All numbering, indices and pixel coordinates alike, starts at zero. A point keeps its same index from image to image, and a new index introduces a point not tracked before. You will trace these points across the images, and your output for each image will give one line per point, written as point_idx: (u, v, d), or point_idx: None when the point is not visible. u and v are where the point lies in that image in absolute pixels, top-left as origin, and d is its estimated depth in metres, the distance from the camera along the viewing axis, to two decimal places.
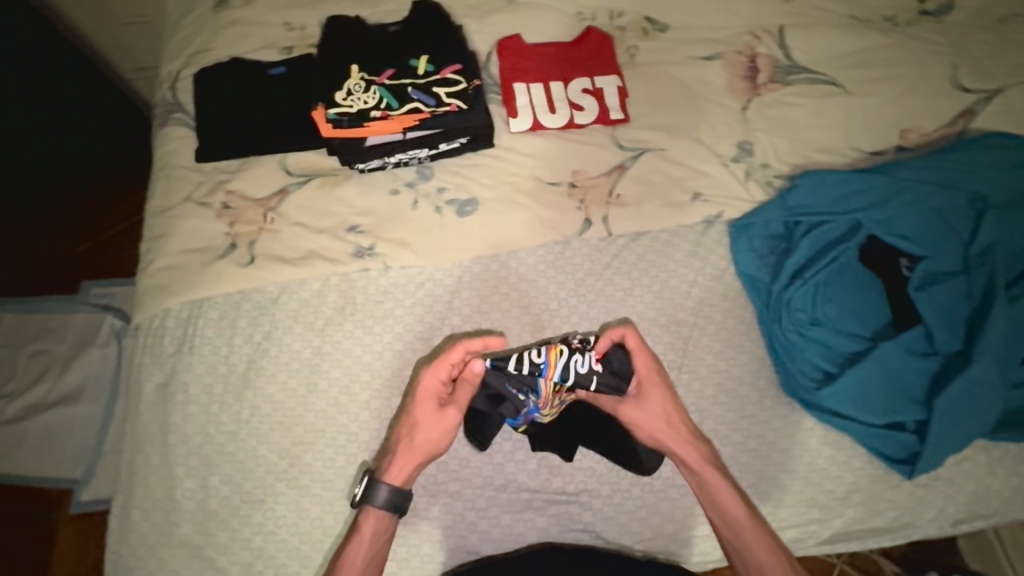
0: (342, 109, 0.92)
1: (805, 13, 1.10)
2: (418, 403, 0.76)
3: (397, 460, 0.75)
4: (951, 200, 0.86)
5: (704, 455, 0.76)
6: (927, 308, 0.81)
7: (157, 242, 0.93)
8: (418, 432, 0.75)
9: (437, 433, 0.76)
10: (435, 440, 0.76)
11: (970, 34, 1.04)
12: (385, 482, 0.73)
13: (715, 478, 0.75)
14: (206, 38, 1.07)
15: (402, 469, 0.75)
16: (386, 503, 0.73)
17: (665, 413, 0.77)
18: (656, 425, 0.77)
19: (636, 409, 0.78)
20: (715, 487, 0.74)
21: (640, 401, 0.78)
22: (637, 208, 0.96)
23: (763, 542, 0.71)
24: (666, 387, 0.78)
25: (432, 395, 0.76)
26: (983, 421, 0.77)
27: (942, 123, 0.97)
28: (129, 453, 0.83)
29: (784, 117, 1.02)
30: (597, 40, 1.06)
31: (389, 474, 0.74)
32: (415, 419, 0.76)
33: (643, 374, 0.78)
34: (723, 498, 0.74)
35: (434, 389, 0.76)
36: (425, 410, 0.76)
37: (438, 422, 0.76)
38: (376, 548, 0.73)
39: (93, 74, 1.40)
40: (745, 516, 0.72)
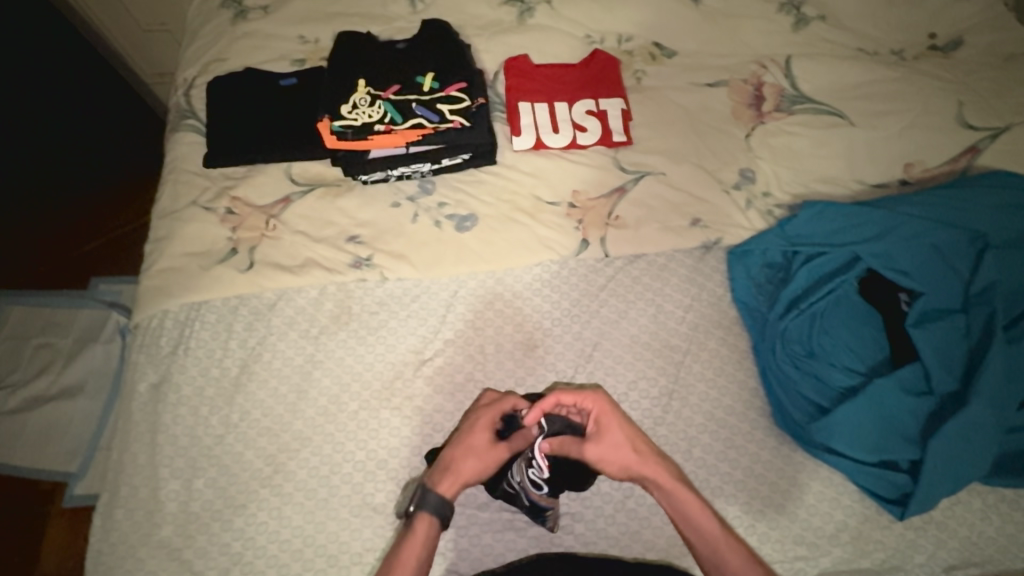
0: (347, 122, 0.94)
1: (812, 44, 1.11)
2: (477, 430, 0.77)
3: (450, 476, 0.74)
4: (951, 237, 0.85)
5: (672, 473, 0.74)
6: (925, 345, 0.80)
7: (161, 244, 0.95)
8: (471, 457, 0.75)
9: (489, 461, 0.76)
10: (484, 467, 0.76)
11: (977, 72, 1.04)
12: (439, 491, 0.72)
13: (685, 494, 0.72)
14: (223, 48, 1.10)
15: (455, 486, 0.74)
16: (438, 513, 0.72)
17: (627, 439, 0.75)
18: (620, 453, 0.74)
19: (600, 444, 0.75)
20: (684, 501, 0.72)
21: (601, 433, 0.76)
22: (634, 231, 0.96)
23: (739, 554, 0.68)
24: (622, 419, 0.77)
25: (491, 425, 0.78)
26: (977, 464, 0.76)
27: (946, 159, 0.97)
28: (119, 451, 0.84)
29: (787, 146, 1.02)
30: (603, 63, 1.07)
31: (440, 487, 0.73)
32: (471, 443, 0.76)
33: (597, 412, 0.77)
34: (696, 515, 0.71)
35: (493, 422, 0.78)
36: (482, 438, 0.77)
37: (491, 452, 0.77)
38: (426, 558, 0.70)
39: (115, 79, 1.45)
40: (721, 531, 0.70)
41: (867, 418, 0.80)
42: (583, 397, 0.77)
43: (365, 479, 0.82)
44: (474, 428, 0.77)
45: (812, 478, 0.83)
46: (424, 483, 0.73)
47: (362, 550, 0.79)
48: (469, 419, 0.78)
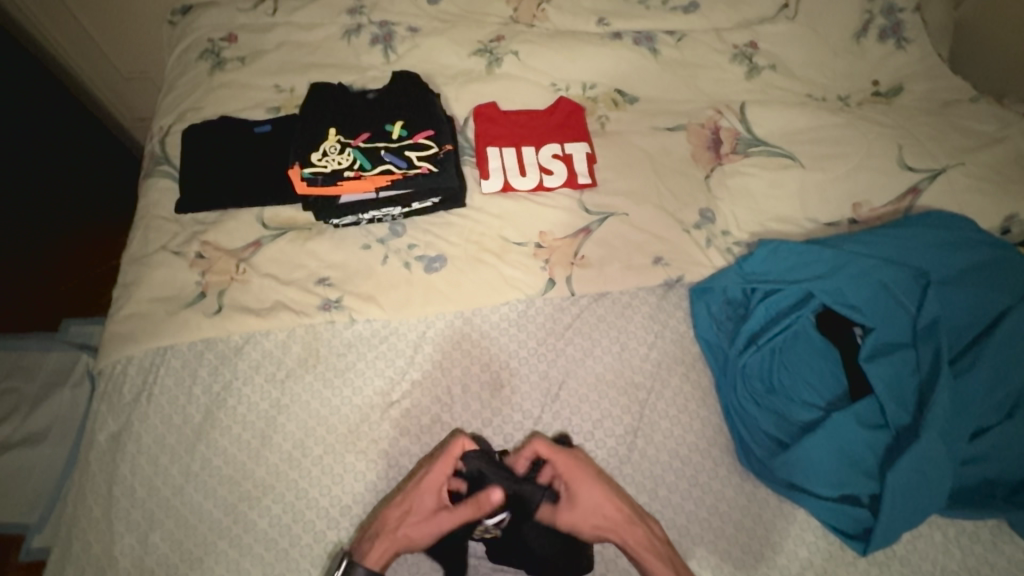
0: (317, 169, 0.97)
1: (764, 92, 1.18)
2: (420, 493, 0.77)
3: (385, 545, 0.74)
4: (896, 273, 0.88)
5: (643, 540, 0.74)
6: (878, 379, 0.82)
7: (128, 289, 0.96)
8: (413, 524, 0.75)
9: (429, 524, 0.75)
10: (424, 532, 0.75)
11: (916, 116, 1.11)
12: (367, 561, 0.72)
13: (652, 564, 0.73)
14: (200, 97, 1.13)
15: (384, 554, 0.73)
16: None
17: (604, 503, 0.76)
18: (596, 517, 0.76)
19: (572, 506, 0.77)
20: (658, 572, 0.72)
21: (574, 496, 0.77)
22: (599, 270, 0.99)
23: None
24: (596, 479, 0.78)
25: (437, 485, 0.77)
26: (934, 498, 0.77)
27: (891, 199, 1.03)
28: (74, 504, 0.82)
29: (744, 187, 1.06)
30: (567, 110, 1.12)
31: (366, 557, 0.73)
32: (411, 507, 0.76)
33: (569, 473, 0.79)
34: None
35: (436, 485, 0.77)
36: (424, 500, 0.77)
37: (432, 518, 0.75)
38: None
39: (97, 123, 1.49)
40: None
41: (826, 453, 0.81)
42: (558, 454, 0.79)
43: (328, 527, 0.81)
44: (418, 490, 0.77)
45: (775, 515, 0.84)
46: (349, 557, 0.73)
47: None
48: (415, 481, 0.78)
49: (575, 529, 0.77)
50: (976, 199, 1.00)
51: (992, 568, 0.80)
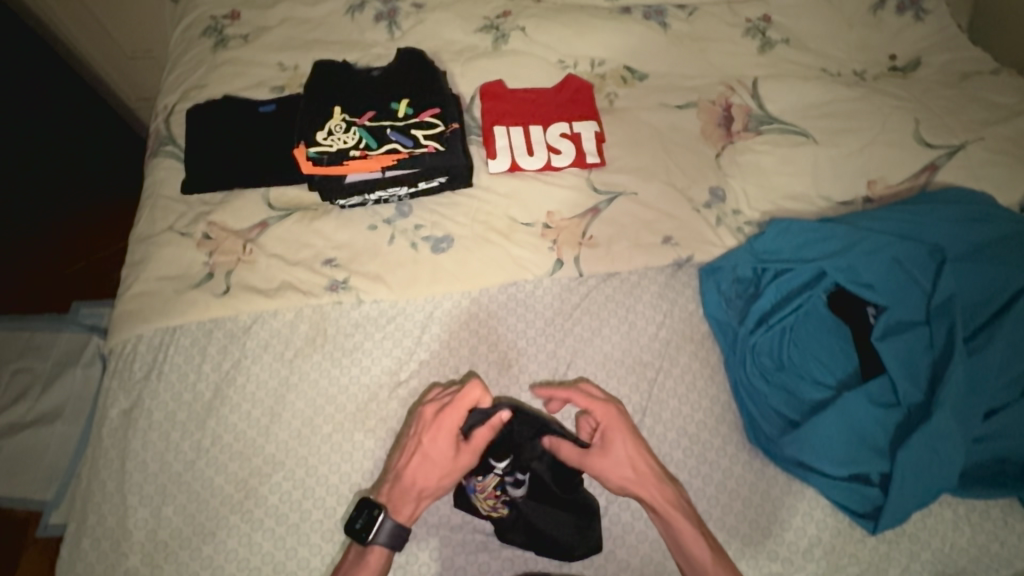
0: (323, 148, 0.96)
1: (778, 66, 1.15)
2: (435, 444, 0.75)
3: (414, 501, 0.75)
4: (912, 251, 0.87)
5: (669, 498, 0.76)
6: (890, 357, 0.81)
7: (136, 268, 0.96)
8: (437, 477, 0.75)
9: (451, 473, 0.75)
10: (448, 481, 0.75)
11: (934, 90, 1.08)
12: (395, 517, 0.74)
13: (680, 523, 0.74)
14: (204, 75, 1.12)
15: (416, 506, 0.75)
16: (393, 543, 0.73)
17: (635, 459, 0.77)
18: (624, 471, 0.76)
19: (604, 456, 0.76)
20: (680, 529, 0.74)
21: (606, 448, 0.77)
22: (608, 249, 0.98)
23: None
24: (631, 435, 0.78)
25: (450, 435, 0.75)
26: (947, 476, 0.76)
27: (907, 175, 1.00)
28: (88, 479, 0.84)
29: (755, 165, 1.04)
30: (575, 87, 1.10)
31: (397, 513, 0.74)
32: (430, 459, 0.75)
33: (606, 425, 0.78)
34: (690, 545, 0.73)
35: (451, 431, 0.75)
36: (441, 450, 0.75)
37: (453, 465, 0.75)
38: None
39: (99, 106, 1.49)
40: (713, 563, 0.72)
41: (837, 432, 0.81)
42: (595, 403, 0.79)
43: (338, 503, 0.82)
44: (433, 445, 0.75)
45: (784, 493, 0.84)
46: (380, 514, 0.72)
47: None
48: (430, 430, 0.76)
49: (602, 478, 0.77)
50: (995, 175, 0.98)
51: (1002, 546, 0.80)
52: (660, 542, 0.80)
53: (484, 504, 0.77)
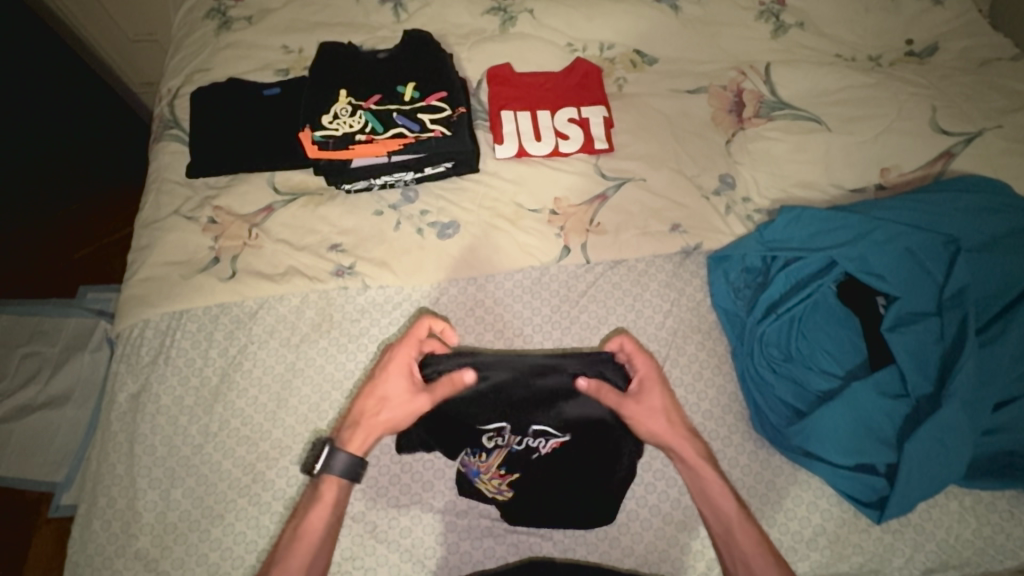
0: (328, 132, 0.94)
1: (790, 50, 1.12)
2: (390, 381, 0.78)
3: (364, 434, 0.77)
4: (925, 240, 0.86)
5: (697, 450, 0.77)
6: (900, 348, 0.81)
7: (142, 253, 0.96)
8: (388, 409, 0.77)
9: (407, 412, 0.77)
10: (404, 419, 0.78)
11: (951, 77, 1.06)
12: (346, 449, 0.76)
13: (708, 474, 0.75)
14: (208, 58, 1.11)
15: (366, 439, 0.77)
16: (346, 474, 0.75)
17: (666, 411, 0.78)
18: (655, 421, 0.78)
19: (638, 407, 0.78)
20: (708, 480, 0.75)
21: (640, 396, 0.79)
22: (615, 237, 0.97)
23: (751, 538, 0.71)
24: (665, 388, 0.79)
25: (406, 374, 0.79)
26: (954, 467, 0.76)
27: (922, 163, 0.98)
28: (97, 462, 0.84)
29: (766, 152, 1.03)
30: (584, 71, 1.08)
31: (349, 444, 0.77)
32: (386, 395, 0.78)
33: (644, 376, 0.80)
34: (716, 497, 0.74)
35: (408, 371, 0.79)
36: (397, 389, 0.78)
37: (408, 404, 0.78)
38: (334, 520, 0.75)
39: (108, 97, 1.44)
40: (737, 512, 0.73)
41: (845, 422, 0.80)
42: (638, 356, 0.80)
43: None
44: (387, 379, 0.79)
45: (788, 482, 0.83)
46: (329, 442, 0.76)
47: (340, 559, 0.77)
48: (388, 368, 0.79)
49: (634, 424, 0.78)
50: (1012, 163, 0.96)
51: (1007, 537, 0.80)
52: (664, 530, 0.80)
53: (487, 481, 0.78)
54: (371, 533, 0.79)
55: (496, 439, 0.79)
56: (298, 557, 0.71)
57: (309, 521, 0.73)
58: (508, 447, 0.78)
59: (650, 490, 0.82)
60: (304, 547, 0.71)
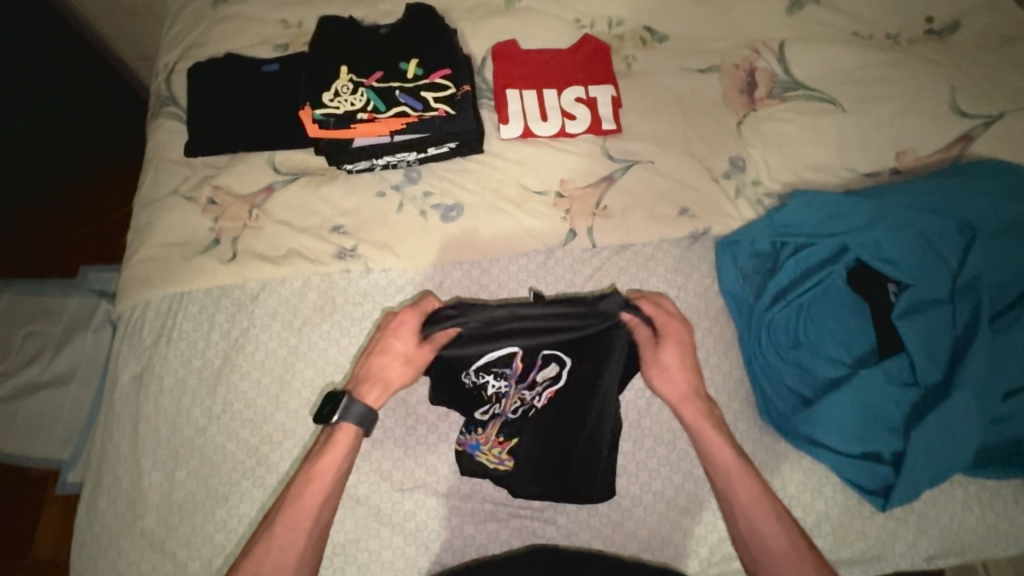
0: (329, 110, 0.92)
1: (805, 27, 1.09)
2: (398, 335, 0.75)
3: (378, 391, 0.75)
4: (940, 227, 0.84)
5: (702, 412, 0.76)
6: (911, 336, 0.79)
7: (142, 233, 0.94)
8: (397, 369, 0.74)
9: (411, 364, 0.74)
10: (410, 371, 0.74)
11: (972, 56, 1.02)
12: (362, 400, 0.74)
13: (711, 435, 0.74)
14: (204, 32, 1.08)
15: (382, 394, 0.75)
16: (360, 425, 0.73)
17: (677, 370, 0.76)
18: (663, 379, 0.77)
19: (653, 360, 0.76)
20: (710, 440, 0.74)
21: (659, 351, 0.76)
22: (622, 220, 0.96)
23: (753, 495, 0.71)
24: (684, 346, 0.77)
25: (414, 328, 0.75)
26: (961, 455, 0.76)
27: (939, 147, 0.96)
28: (101, 442, 0.84)
29: (778, 133, 1.00)
30: (592, 48, 1.04)
31: (365, 397, 0.75)
32: (394, 349, 0.75)
33: (665, 330, 0.76)
34: (717, 453, 0.73)
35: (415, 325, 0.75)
36: (405, 342, 0.75)
37: (414, 357, 0.74)
38: (347, 466, 0.73)
39: (104, 82, 1.42)
40: (740, 472, 0.72)
41: (851, 410, 0.80)
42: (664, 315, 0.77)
43: None
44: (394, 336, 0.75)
45: (793, 469, 0.83)
46: (346, 394, 0.74)
47: (344, 542, 0.78)
48: (395, 323, 0.76)
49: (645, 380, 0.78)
50: None
51: (1011, 524, 0.80)
52: (668, 515, 0.80)
53: (486, 450, 0.77)
54: (375, 516, 0.79)
55: (492, 411, 0.75)
56: (309, 499, 0.70)
57: (324, 464, 0.71)
58: (503, 417, 0.75)
59: (655, 475, 0.82)
60: (316, 490, 0.70)
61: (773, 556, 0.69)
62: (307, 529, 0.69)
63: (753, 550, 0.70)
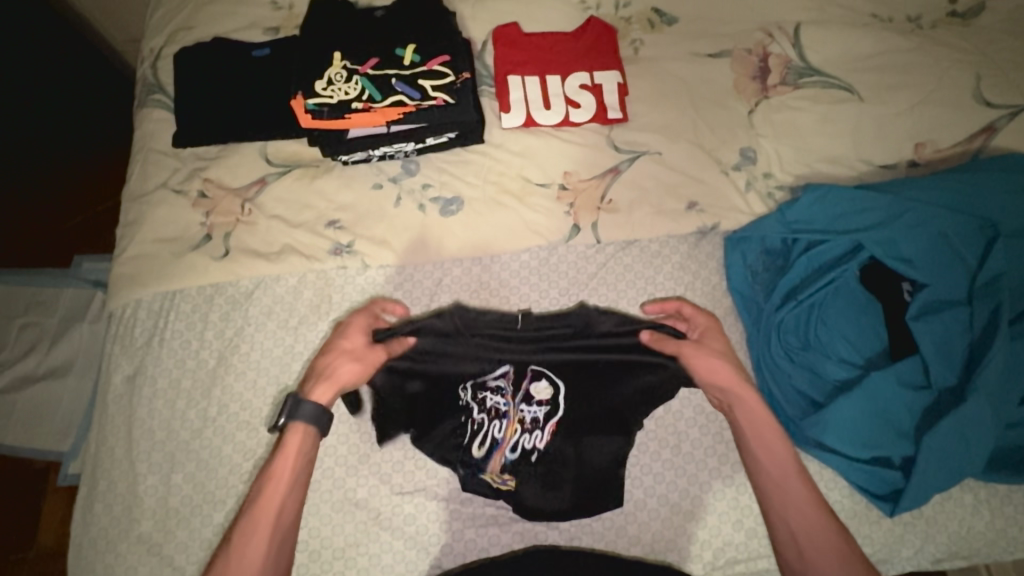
0: (322, 100, 0.87)
1: (822, 9, 1.03)
2: (349, 333, 0.76)
3: (326, 385, 0.71)
4: (960, 224, 0.80)
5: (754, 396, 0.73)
6: (925, 338, 0.77)
7: (131, 228, 0.91)
8: (345, 361, 0.73)
9: (364, 363, 0.73)
10: (363, 370, 0.73)
11: (996, 41, 0.98)
12: (313, 399, 0.70)
13: (762, 416, 0.72)
14: (191, 15, 1.03)
15: (330, 389, 0.71)
16: (312, 423, 0.69)
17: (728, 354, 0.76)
18: (720, 361, 0.75)
19: (695, 349, 0.75)
20: (763, 425, 0.72)
21: (702, 341, 0.78)
22: (627, 215, 0.92)
23: (803, 484, 0.69)
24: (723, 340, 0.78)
25: (364, 330, 0.76)
26: (974, 460, 0.74)
27: (960, 139, 0.92)
28: (96, 444, 0.83)
29: (791, 123, 0.96)
30: (597, 32, 0.99)
31: (316, 397, 0.70)
32: (344, 347, 0.74)
33: (705, 329, 0.79)
34: (767, 437, 0.71)
35: (366, 325, 0.77)
36: (354, 340, 0.75)
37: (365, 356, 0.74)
38: (302, 473, 0.68)
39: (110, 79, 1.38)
40: (790, 458, 0.70)
41: (861, 414, 0.78)
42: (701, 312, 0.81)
43: (347, 474, 0.79)
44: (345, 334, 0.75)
45: None
46: (293, 395, 0.70)
47: (344, 546, 0.77)
48: (345, 325, 0.77)
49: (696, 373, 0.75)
50: None
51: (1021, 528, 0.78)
52: (672, 519, 0.79)
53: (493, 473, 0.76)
54: (374, 520, 0.78)
55: (491, 438, 0.75)
56: (263, 512, 0.64)
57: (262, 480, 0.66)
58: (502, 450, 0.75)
59: (660, 480, 0.80)
60: (270, 500, 0.65)
61: (820, 547, 0.66)
62: (264, 540, 0.63)
63: (802, 542, 0.67)
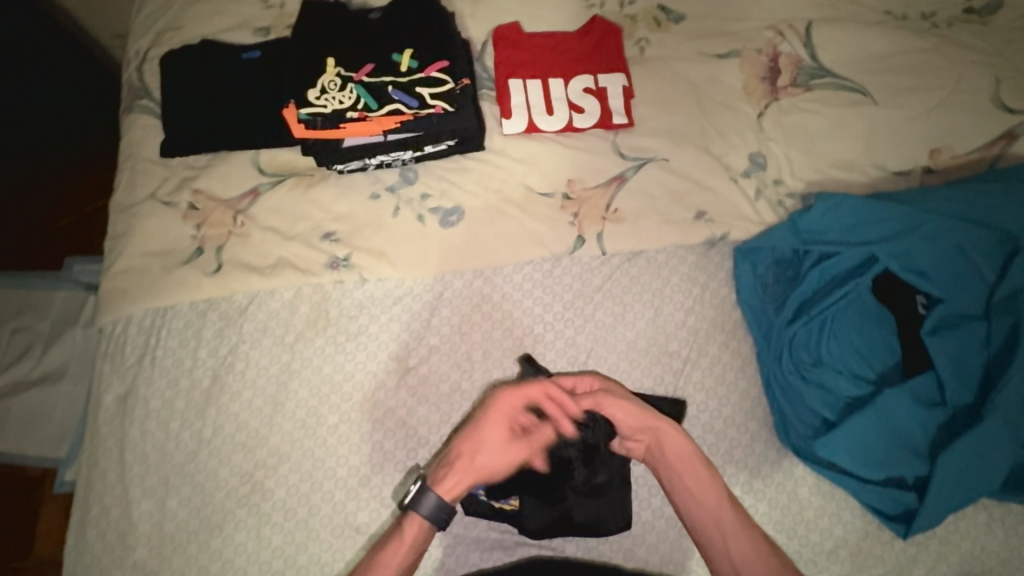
0: (315, 109, 0.84)
1: (834, 6, 0.99)
2: (490, 425, 0.71)
3: (454, 472, 0.70)
4: (979, 237, 0.78)
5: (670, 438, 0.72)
6: (940, 354, 0.75)
7: (120, 241, 0.88)
8: (486, 453, 0.71)
9: (507, 458, 0.72)
10: (502, 465, 0.71)
11: (1014, 40, 0.94)
12: (439, 489, 0.69)
13: (677, 456, 0.72)
14: (178, 15, 0.98)
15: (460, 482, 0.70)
16: (433, 515, 0.69)
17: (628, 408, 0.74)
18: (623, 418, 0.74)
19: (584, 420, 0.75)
20: (684, 466, 0.71)
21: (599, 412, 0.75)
22: (633, 225, 0.89)
23: (732, 518, 0.69)
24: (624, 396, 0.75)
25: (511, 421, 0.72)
26: (991, 481, 0.72)
27: (978, 145, 0.89)
28: (87, 467, 0.80)
29: (802, 128, 0.93)
30: (601, 32, 0.96)
31: (442, 484, 0.69)
32: (483, 439, 0.71)
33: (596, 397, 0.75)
34: (689, 478, 0.71)
35: (510, 418, 0.72)
36: (495, 434, 0.71)
37: (505, 452, 0.72)
38: (411, 560, 0.69)
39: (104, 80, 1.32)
40: (715, 495, 0.70)
41: (873, 433, 0.76)
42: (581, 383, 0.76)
43: (347, 497, 0.79)
44: (486, 422, 0.71)
45: (809, 491, 0.80)
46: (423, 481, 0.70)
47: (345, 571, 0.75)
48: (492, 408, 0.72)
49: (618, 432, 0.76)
50: None
51: None
52: (680, 541, 0.77)
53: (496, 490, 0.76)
54: None
55: None
56: None
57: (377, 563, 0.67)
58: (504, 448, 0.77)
59: (667, 502, 0.78)
60: None
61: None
62: None
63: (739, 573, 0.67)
